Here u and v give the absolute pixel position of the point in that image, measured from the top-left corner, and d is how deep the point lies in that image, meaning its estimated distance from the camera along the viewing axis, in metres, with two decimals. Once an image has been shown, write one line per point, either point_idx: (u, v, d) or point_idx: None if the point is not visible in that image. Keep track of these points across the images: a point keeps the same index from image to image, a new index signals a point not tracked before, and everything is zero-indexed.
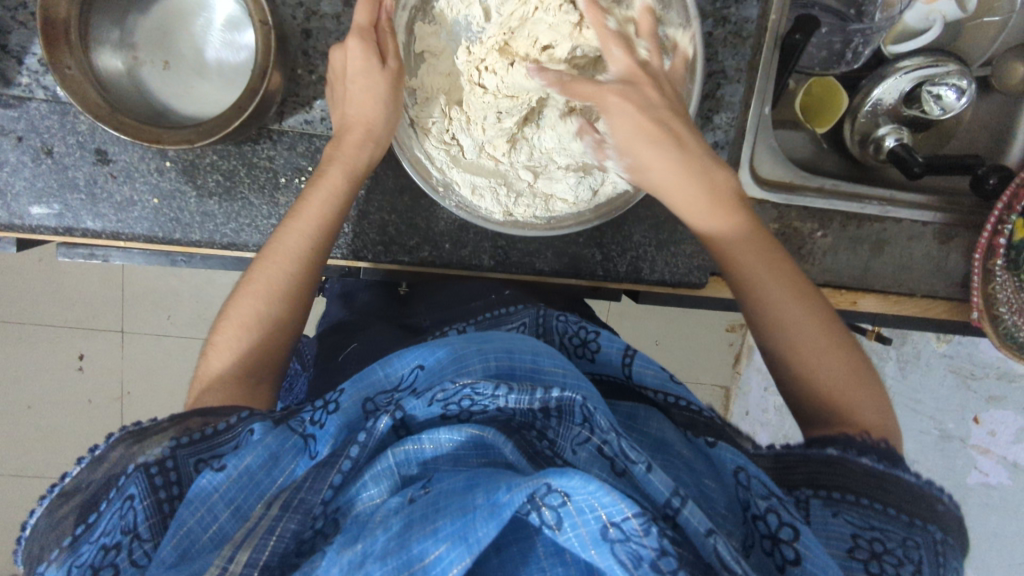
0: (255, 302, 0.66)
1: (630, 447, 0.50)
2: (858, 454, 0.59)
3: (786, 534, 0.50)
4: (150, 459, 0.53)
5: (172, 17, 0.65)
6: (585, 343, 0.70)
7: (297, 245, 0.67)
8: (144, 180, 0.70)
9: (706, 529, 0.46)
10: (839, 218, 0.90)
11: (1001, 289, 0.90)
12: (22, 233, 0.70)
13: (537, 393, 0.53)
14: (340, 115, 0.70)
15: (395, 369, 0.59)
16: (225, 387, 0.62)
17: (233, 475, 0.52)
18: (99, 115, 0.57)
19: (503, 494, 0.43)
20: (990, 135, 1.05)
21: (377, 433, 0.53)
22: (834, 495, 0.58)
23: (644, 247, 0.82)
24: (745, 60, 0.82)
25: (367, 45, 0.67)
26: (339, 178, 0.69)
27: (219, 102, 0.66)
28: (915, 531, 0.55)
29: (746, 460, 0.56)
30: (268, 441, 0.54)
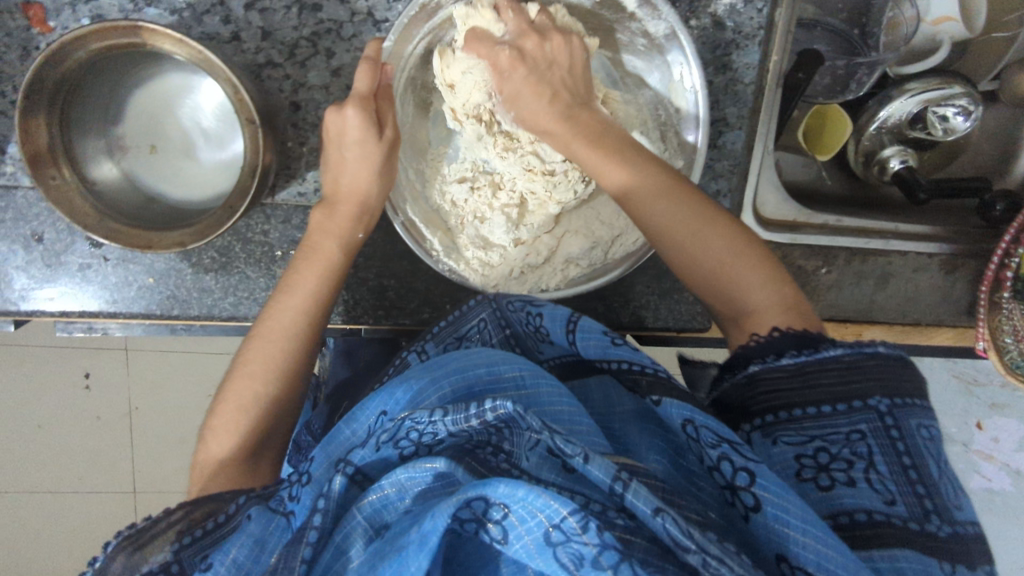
0: (252, 383, 0.61)
1: (565, 442, 0.46)
2: (777, 358, 0.57)
3: (742, 479, 0.46)
4: (155, 566, 0.53)
5: (156, 103, 0.63)
6: (540, 329, 0.66)
7: (292, 321, 0.63)
8: (138, 261, 0.69)
9: (653, 509, 0.43)
10: (844, 255, 0.88)
11: (1008, 320, 0.88)
12: (18, 317, 0.69)
13: (470, 410, 0.49)
14: (333, 183, 0.64)
15: (361, 421, 0.58)
16: (228, 473, 0.59)
17: (223, 569, 0.51)
18: (88, 224, 0.55)
19: (428, 522, 0.44)
20: (999, 152, 1.03)
21: (336, 491, 0.52)
22: (769, 418, 0.55)
23: (647, 297, 0.81)
24: (747, 107, 0.80)
25: (366, 114, 0.61)
26: (333, 251, 0.64)
27: (212, 191, 0.65)
28: (858, 415, 0.52)
29: (695, 411, 0.52)
30: (252, 528, 0.52)
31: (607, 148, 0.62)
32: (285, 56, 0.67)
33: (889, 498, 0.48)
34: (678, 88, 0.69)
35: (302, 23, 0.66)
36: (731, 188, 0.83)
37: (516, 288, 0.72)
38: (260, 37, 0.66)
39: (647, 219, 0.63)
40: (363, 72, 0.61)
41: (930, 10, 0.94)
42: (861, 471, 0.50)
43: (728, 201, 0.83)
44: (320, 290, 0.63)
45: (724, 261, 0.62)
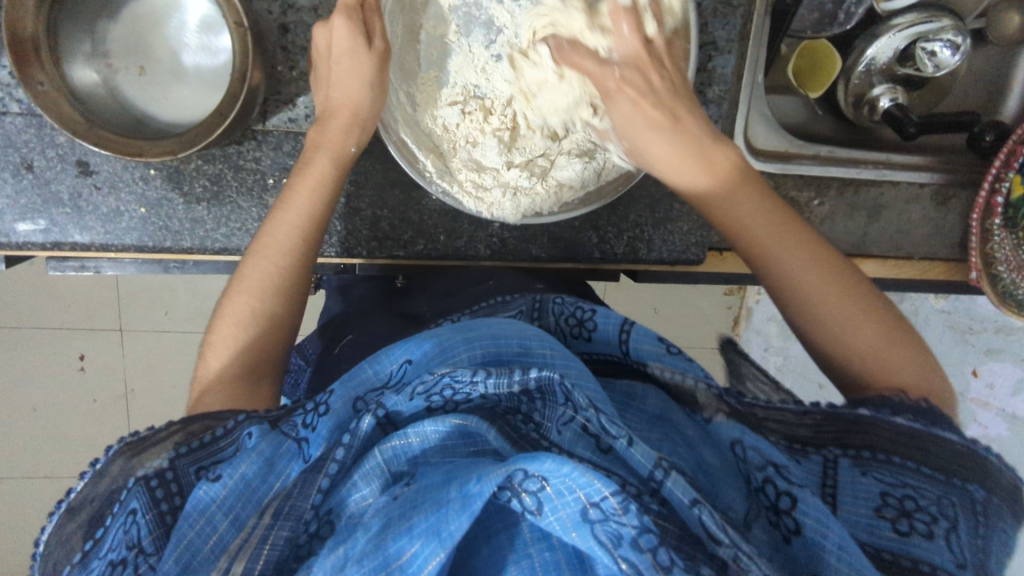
0: (249, 299, 0.62)
1: (610, 422, 0.48)
2: (892, 415, 0.54)
3: (785, 503, 0.48)
4: (150, 472, 0.53)
5: (144, 21, 0.63)
6: (585, 323, 0.66)
7: (288, 238, 0.63)
8: (129, 189, 0.69)
9: (691, 499, 0.44)
10: (836, 185, 0.89)
11: (1000, 248, 0.89)
12: (9, 249, 0.69)
13: (515, 375, 0.52)
14: (324, 99, 0.64)
15: (384, 366, 0.58)
16: (226, 389, 0.59)
17: (229, 485, 0.51)
18: (77, 131, 0.55)
19: (473, 484, 0.41)
20: (985, 90, 1.04)
21: (362, 432, 0.53)
22: (863, 454, 0.54)
23: (641, 226, 0.81)
24: (735, 31, 0.80)
25: (354, 24, 0.61)
26: (326, 168, 0.64)
27: (201, 106, 0.64)
28: (951, 490, 0.51)
29: (744, 431, 0.54)
30: (262, 448, 0.53)
31: (691, 137, 0.64)
32: None
33: (960, 561, 0.47)
34: None
35: None
36: (722, 114, 0.83)
37: (511, 214, 0.72)
38: None
39: (761, 257, 0.63)
40: None
41: None
42: (943, 529, 0.49)
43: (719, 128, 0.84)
44: (314, 210, 0.64)
45: (854, 328, 0.60)
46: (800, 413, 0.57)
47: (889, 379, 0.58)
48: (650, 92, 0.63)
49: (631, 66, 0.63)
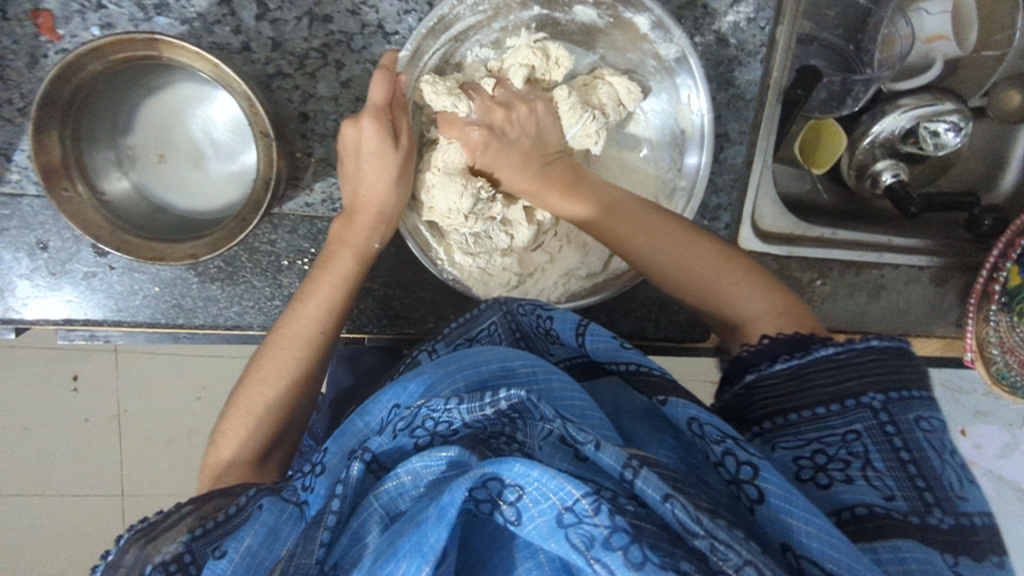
0: (264, 389, 0.62)
1: (576, 430, 0.47)
2: (770, 364, 0.57)
3: (746, 473, 0.46)
4: (167, 557, 0.54)
5: (166, 113, 0.63)
6: (551, 330, 0.65)
7: (307, 330, 0.63)
8: (143, 270, 0.69)
9: (663, 494, 0.43)
10: (838, 267, 0.90)
11: (994, 331, 0.91)
12: (20, 325, 0.69)
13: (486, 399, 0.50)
14: (351, 193, 0.64)
15: (373, 416, 0.58)
16: (239, 471, 0.61)
17: (236, 559, 0.51)
18: (99, 237, 0.55)
19: (445, 497, 0.44)
20: (986, 167, 1.06)
21: (353, 479, 0.52)
22: (769, 426, 0.56)
23: (649, 308, 0.82)
24: (748, 123, 0.81)
25: (381, 125, 0.61)
26: (349, 260, 0.64)
27: (222, 200, 0.65)
28: (850, 415, 0.52)
29: (699, 409, 0.52)
30: (265, 517, 0.54)
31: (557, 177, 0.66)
32: (295, 66, 0.67)
33: (887, 494, 0.47)
34: (684, 98, 0.69)
35: (313, 34, 0.66)
36: (731, 203, 0.84)
37: (516, 300, 0.73)
38: (270, 48, 0.66)
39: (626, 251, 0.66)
40: (377, 81, 0.60)
41: (925, 27, 0.96)
42: (859, 469, 0.49)
43: (727, 213, 0.85)
44: (331, 298, 0.63)
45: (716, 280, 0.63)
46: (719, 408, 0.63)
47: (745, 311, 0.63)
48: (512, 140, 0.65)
49: (493, 131, 0.64)
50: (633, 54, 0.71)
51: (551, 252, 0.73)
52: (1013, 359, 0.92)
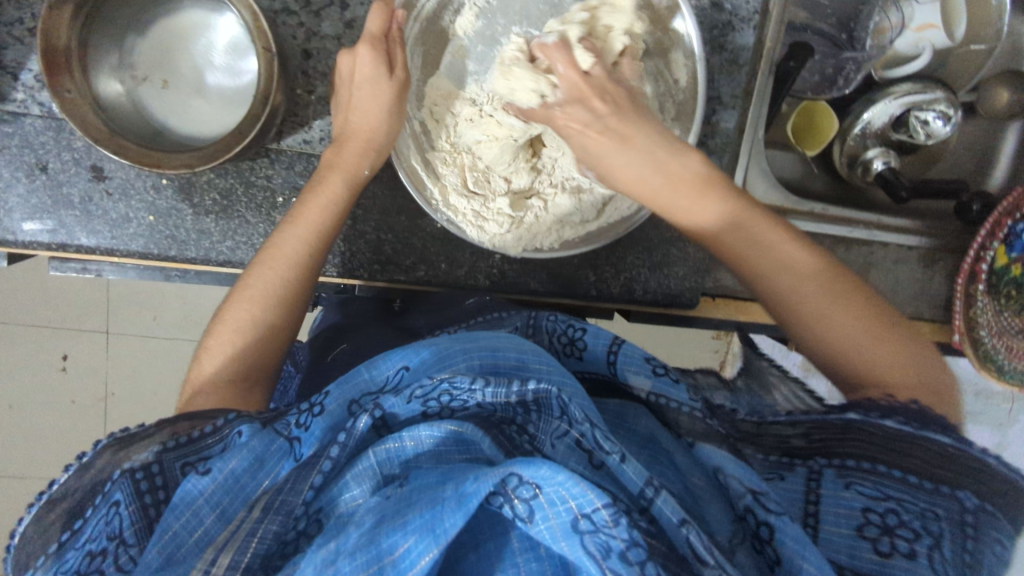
0: (251, 308, 0.62)
1: (604, 438, 0.50)
2: (881, 416, 0.54)
3: (764, 532, 0.49)
4: (136, 464, 0.52)
5: (172, 37, 0.64)
6: (576, 341, 0.66)
7: (296, 251, 0.64)
8: (140, 198, 0.70)
9: (679, 519, 0.46)
10: (827, 242, 0.92)
11: (982, 313, 0.92)
12: (14, 248, 0.70)
13: (513, 386, 0.53)
14: (342, 121, 0.66)
15: (381, 371, 0.59)
16: (218, 392, 0.60)
17: (218, 479, 0.51)
18: (97, 139, 0.56)
19: (470, 484, 0.43)
20: (975, 160, 1.08)
21: (357, 432, 0.53)
22: (848, 464, 0.54)
23: (638, 269, 0.83)
24: (740, 88, 0.83)
25: (377, 54, 0.63)
26: (339, 187, 0.65)
27: (220, 123, 0.66)
28: (938, 501, 0.50)
29: (725, 461, 0.54)
30: (254, 444, 0.53)
31: (679, 178, 0.65)
32: (301, 4, 0.69)
33: None
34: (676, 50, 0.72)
35: None
36: (723, 164, 0.86)
37: (512, 248, 0.73)
38: None
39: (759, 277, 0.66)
40: (376, 13, 0.63)
41: (915, 17, 0.98)
42: (925, 548, 0.48)
43: None
44: (319, 223, 0.64)
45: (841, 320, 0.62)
46: (792, 423, 0.60)
47: (882, 375, 0.60)
48: (596, 119, 0.64)
49: (575, 100, 0.64)
50: None
51: (546, 199, 0.74)
52: (1000, 343, 0.92)
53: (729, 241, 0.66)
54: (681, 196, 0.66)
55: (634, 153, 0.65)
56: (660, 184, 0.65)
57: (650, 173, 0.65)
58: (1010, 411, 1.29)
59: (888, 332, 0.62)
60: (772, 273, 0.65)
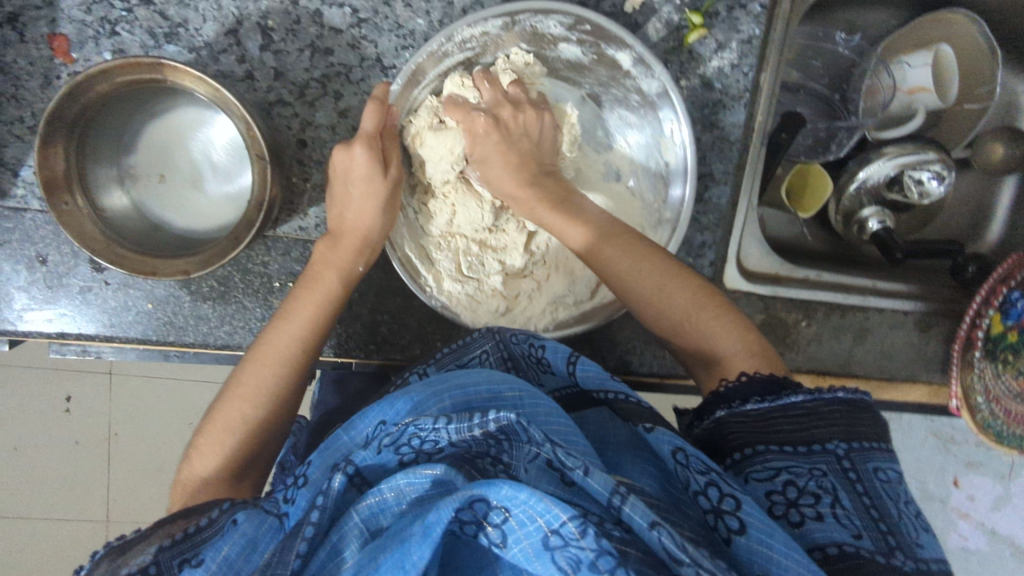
0: (242, 406, 0.63)
1: (565, 455, 0.48)
2: (741, 403, 0.60)
3: (728, 504, 0.49)
4: (133, 569, 0.53)
5: (172, 137, 0.66)
6: (543, 360, 0.66)
7: (288, 347, 0.64)
8: (138, 286, 0.71)
9: (650, 522, 0.45)
10: (823, 309, 0.91)
11: (980, 379, 0.93)
12: (14, 337, 0.70)
13: (473, 418, 0.51)
14: (338, 216, 0.66)
15: (359, 430, 0.59)
16: (207, 492, 0.60)
17: (211, 568, 0.51)
18: (96, 250, 0.57)
19: (432, 514, 0.45)
20: (970, 217, 1.07)
21: (334, 491, 0.53)
22: (739, 456, 0.59)
23: (633, 342, 0.83)
24: (732, 163, 0.84)
25: (373, 153, 0.64)
26: (334, 283, 0.66)
27: (217, 220, 0.67)
28: (817, 457, 0.56)
29: (683, 440, 0.55)
30: (244, 528, 0.54)
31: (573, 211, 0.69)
32: (296, 95, 0.70)
33: (856, 532, 0.51)
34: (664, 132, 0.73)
35: (314, 65, 0.70)
36: (715, 241, 0.86)
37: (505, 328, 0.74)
38: (272, 78, 0.70)
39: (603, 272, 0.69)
40: (371, 112, 0.65)
41: (907, 79, 1.01)
42: (828, 507, 0.53)
43: (712, 253, 0.86)
44: (315, 320, 0.65)
45: (673, 300, 0.67)
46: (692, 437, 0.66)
47: (724, 346, 0.66)
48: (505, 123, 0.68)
49: (496, 112, 0.68)
50: (617, 90, 0.75)
51: (539, 279, 0.75)
52: (998, 408, 0.94)
53: (601, 251, 0.68)
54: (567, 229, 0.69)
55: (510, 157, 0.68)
56: (530, 194, 0.68)
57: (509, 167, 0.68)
58: (1011, 460, 1.29)
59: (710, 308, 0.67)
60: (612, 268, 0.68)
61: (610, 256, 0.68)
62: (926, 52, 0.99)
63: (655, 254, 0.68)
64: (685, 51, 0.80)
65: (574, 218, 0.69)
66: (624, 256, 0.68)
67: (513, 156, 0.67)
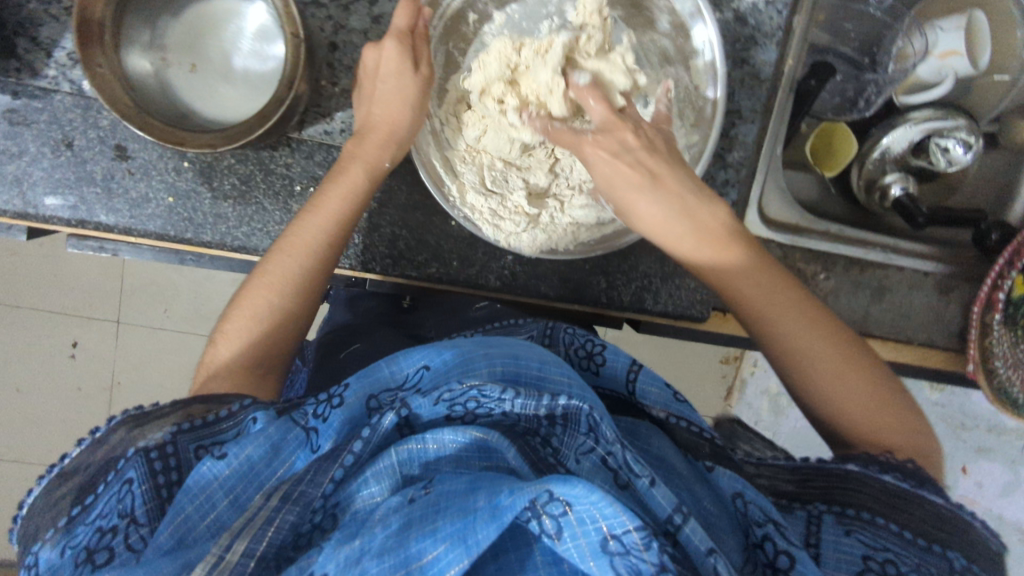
0: (268, 295, 0.63)
1: (635, 460, 0.52)
2: (880, 471, 0.59)
3: (783, 561, 0.51)
4: (150, 443, 0.53)
5: (205, 24, 0.66)
6: (593, 355, 0.70)
7: (316, 240, 0.64)
8: (161, 179, 0.71)
9: (707, 547, 0.48)
10: (843, 263, 0.91)
11: (998, 344, 0.90)
12: (35, 222, 0.70)
13: (544, 400, 0.54)
14: (364, 114, 0.66)
15: (401, 367, 0.60)
16: (232, 377, 0.60)
17: (233, 465, 0.53)
18: (125, 113, 0.57)
19: (504, 497, 0.44)
20: (994, 188, 1.06)
21: (381, 429, 0.54)
22: (848, 512, 0.58)
23: (650, 278, 0.82)
24: (760, 103, 0.83)
25: (403, 49, 0.63)
26: (359, 177, 0.66)
27: (245, 107, 0.67)
28: (932, 556, 0.54)
29: (744, 484, 0.58)
30: (270, 432, 0.55)
31: (706, 228, 0.67)
32: None
33: None
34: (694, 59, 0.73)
35: None
36: (739, 179, 0.85)
37: (527, 246, 0.73)
38: None
39: (757, 320, 0.67)
40: (402, 9, 0.64)
41: (937, 44, 1.00)
42: None
43: (734, 193, 0.85)
44: (338, 213, 0.65)
45: (843, 386, 0.64)
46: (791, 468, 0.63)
47: (888, 441, 0.63)
48: (625, 152, 0.66)
49: (607, 134, 0.66)
50: (649, 12, 0.74)
51: (563, 201, 0.74)
52: (1015, 376, 0.92)
53: (747, 293, 0.67)
54: (699, 247, 0.68)
55: (659, 195, 0.66)
56: (687, 236, 0.67)
57: (667, 208, 0.66)
58: None
59: (890, 396, 0.65)
60: (764, 314, 0.67)
61: (752, 296, 0.67)
62: (958, 17, 0.98)
63: (830, 325, 0.66)
64: None
65: (727, 244, 0.67)
66: (788, 312, 0.66)
67: (620, 166, 0.66)
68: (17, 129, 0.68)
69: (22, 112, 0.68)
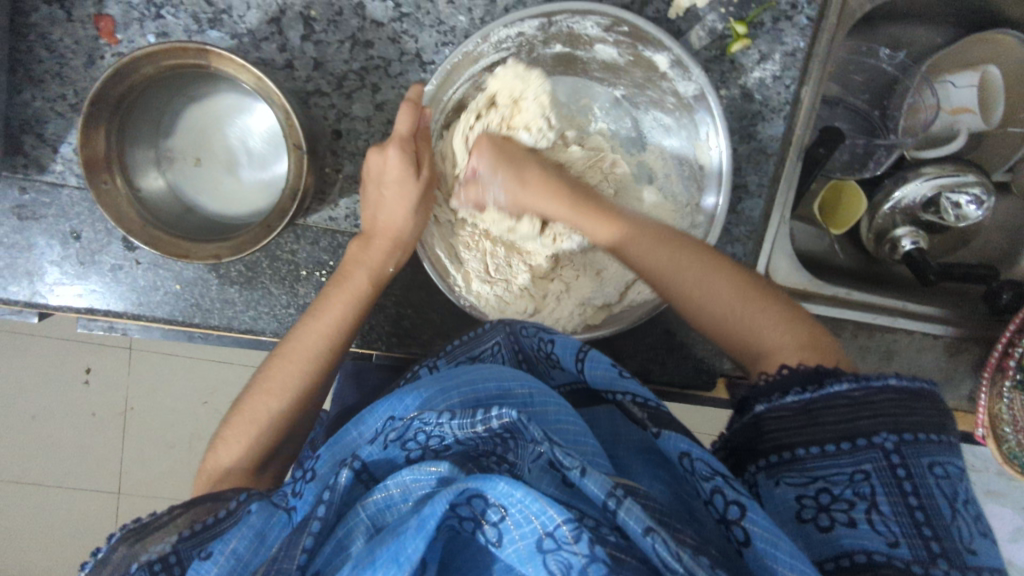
0: (266, 400, 0.63)
1: (563, 454, 0.48)
2: (782, 396, 0.57)
3: (734, 513, 0.48)
4: (153, 557, 0.54)
5: (208, 124, 0.66)
6: (551, 355, 0.66)
7: (317, 345, 0.64)
8: (168, 267, 0.71)
9: (645, 528, 0.45)
10: (850, 327, 0.90)
11: (1008, 409, 0.90)
12: (44, 311, 0.71)
13: (477, 416, 0.51)
14: (370, 219, 0.67)
15: (367, 425, 0.59)
16: (230, 481, 0.60)
17: (220, 562, 0.52)
18: (132, 230, 0.57)
19: (426, 509, 0.47)
20: (1008, 239, 1.04)
21: (340, 485, 0.54)
22: (773, 460, 0.56)
23: (656, 350, 0.82)
24: (767, 176, 0.83)
25: (405, 154, 0.64)
26: (363, 282, 0.66)
27: (252, 206, 0.67)
28: (859, 454, 0.52)
29: (691, 445, 0.54)
30: (251, 518, 0.54)
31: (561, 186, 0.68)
32: (334, 86, 0.70)
33: (892, 539, 0.48)
34: (704, 133, 0.73)
35: (353, 58, 0.70)
36: (746, 252, 0.85)
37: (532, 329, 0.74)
38: (311, 67, 0.70)
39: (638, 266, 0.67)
40: (404, 113, 0.63)
41: (950, 99, 0.99)
42: (861, 512, 0.50)
43: (742, 266, 0.85)
44: (346, 319, 0.65)
45: (720, 293, 0.64)
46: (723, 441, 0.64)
47: (781, 353, 0.62)
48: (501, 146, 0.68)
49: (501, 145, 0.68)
50: (652, 91, 0.76)
51: (568, 281, 0.75)
52: None
53: (627, 246, 0.67)
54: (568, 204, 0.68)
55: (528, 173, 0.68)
56: (563, 201, 0.68)
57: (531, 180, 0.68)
58: None
59: (769, 305, 0.64)
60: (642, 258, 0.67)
61: (640, 249, 0.67)
62: (971, 72, 0.98)
63: (701, 248, 0.66)
64: (726, 60, 0.79)
65: (555, 193, 0.68)
66: (656, 245, 0.66)
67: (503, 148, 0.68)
68: (26, 224, 0.69)
69: (30, 206, 0.69)
